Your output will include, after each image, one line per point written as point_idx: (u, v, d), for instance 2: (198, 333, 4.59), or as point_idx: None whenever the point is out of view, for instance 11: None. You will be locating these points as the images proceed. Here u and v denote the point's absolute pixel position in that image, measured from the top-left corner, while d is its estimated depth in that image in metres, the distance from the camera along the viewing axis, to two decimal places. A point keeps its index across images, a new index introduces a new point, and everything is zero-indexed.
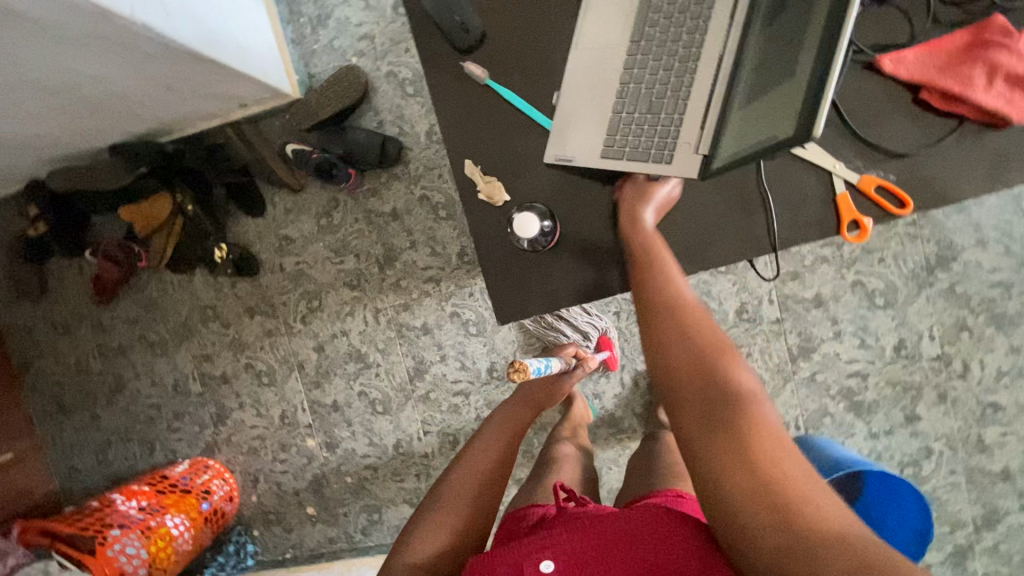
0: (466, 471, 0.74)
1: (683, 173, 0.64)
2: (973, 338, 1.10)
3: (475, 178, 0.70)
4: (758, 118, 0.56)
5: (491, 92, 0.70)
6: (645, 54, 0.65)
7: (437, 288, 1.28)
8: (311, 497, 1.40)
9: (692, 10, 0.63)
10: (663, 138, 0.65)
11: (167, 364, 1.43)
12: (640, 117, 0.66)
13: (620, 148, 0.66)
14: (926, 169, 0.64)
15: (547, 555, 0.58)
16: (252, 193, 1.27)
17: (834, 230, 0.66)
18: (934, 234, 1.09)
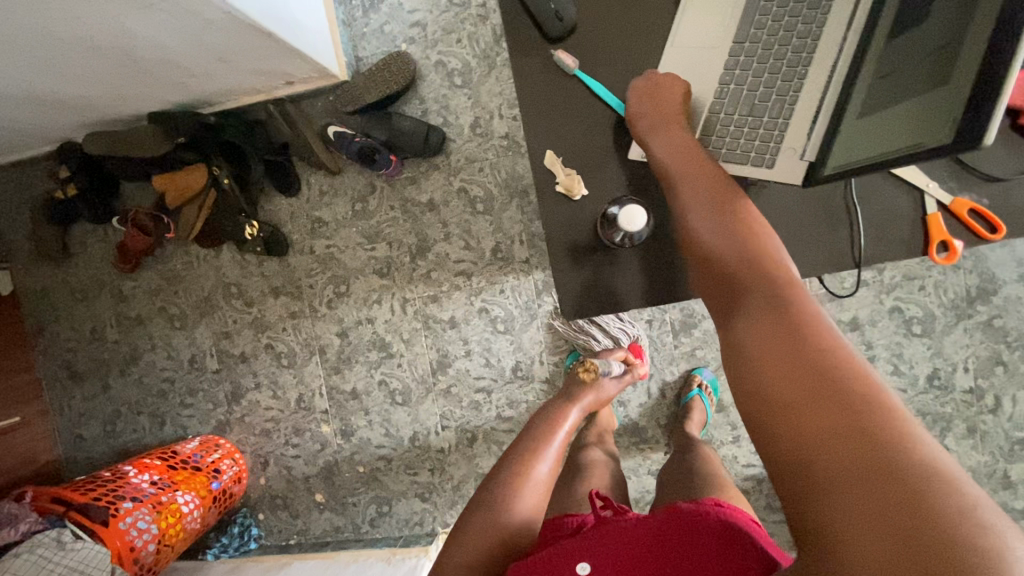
0: (511, 472, 0.79)
1: (785, 180, 0.66)
2: (1008, 373, 1.09)
3: (554, 169, 0.71)
4: (890, 128, 0.56)
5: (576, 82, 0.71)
6: (748, 57, 0.67)
7: (468, 282, 1.26)
8: (321, 484, 1.38)
9: (804, 13, 0.64)
10: (765, 141, 0.66)
11: (185, 338, 1.41)
12: (741, 120, 0.67)
13: (718, 148, 0.69)
14: (1019, 197, 0.64)
15: (583, 558, 0.61)
16: (289, 172, 1.26)
17: (921, 249, 0.66)
18: (977, 266, 1.08)
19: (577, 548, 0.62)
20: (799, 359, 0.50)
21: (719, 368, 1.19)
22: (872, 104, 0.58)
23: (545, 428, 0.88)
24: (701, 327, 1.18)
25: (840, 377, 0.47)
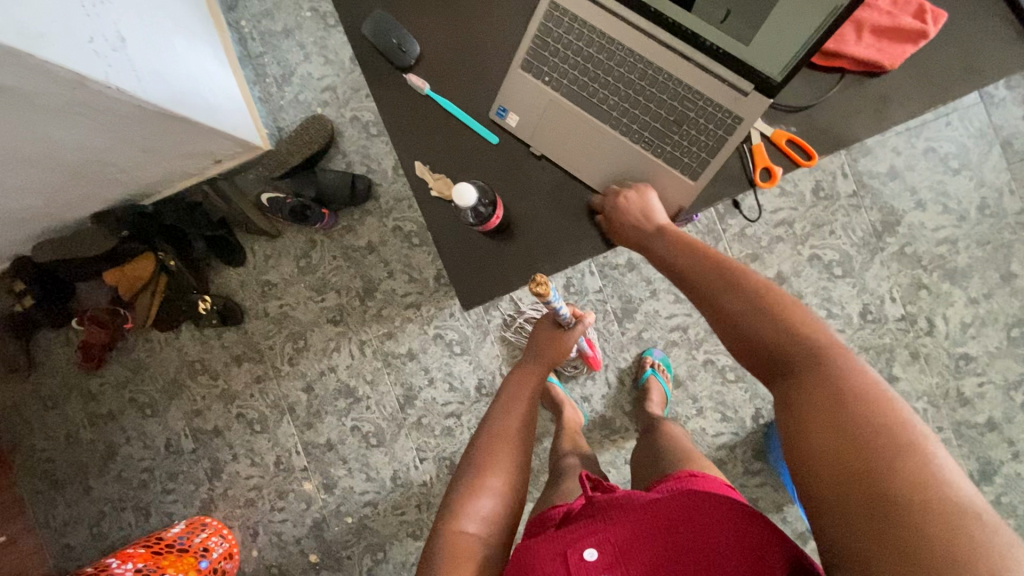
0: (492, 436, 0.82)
1: (757, 116, 0.70)
2: (932, 294, 1.15)
3: (425, 177, 0.79)
4: (785, 20, 0.61)
5: (432, 102, 0.80)
6: (613, 96, 0.75)
7: (418, 312, 1.32)
8: (313, 544, 1.37)
9: (588, 53, 0.75)
10: (721, 124, 0.72)
11: (158, 425, 1.43)
12: (684, 136, 0.74)
13: (700, 164, 0.74)
14: (823, 121, 0.74)
15: (591, 543, 0.60)
16: (231, 243, 1.32)
17: (750, 178, 0.75)
18: (876, 202, 1.16)
19: (580, 535, 0.61)
20: (823, 402, 0.54)
21: (668, 346, 1.24)
22: (748, 32, 0.64)
23: (516, 394, 0.88)
24: (641, 310, 1.24)
25: (866, 419, 0.51)
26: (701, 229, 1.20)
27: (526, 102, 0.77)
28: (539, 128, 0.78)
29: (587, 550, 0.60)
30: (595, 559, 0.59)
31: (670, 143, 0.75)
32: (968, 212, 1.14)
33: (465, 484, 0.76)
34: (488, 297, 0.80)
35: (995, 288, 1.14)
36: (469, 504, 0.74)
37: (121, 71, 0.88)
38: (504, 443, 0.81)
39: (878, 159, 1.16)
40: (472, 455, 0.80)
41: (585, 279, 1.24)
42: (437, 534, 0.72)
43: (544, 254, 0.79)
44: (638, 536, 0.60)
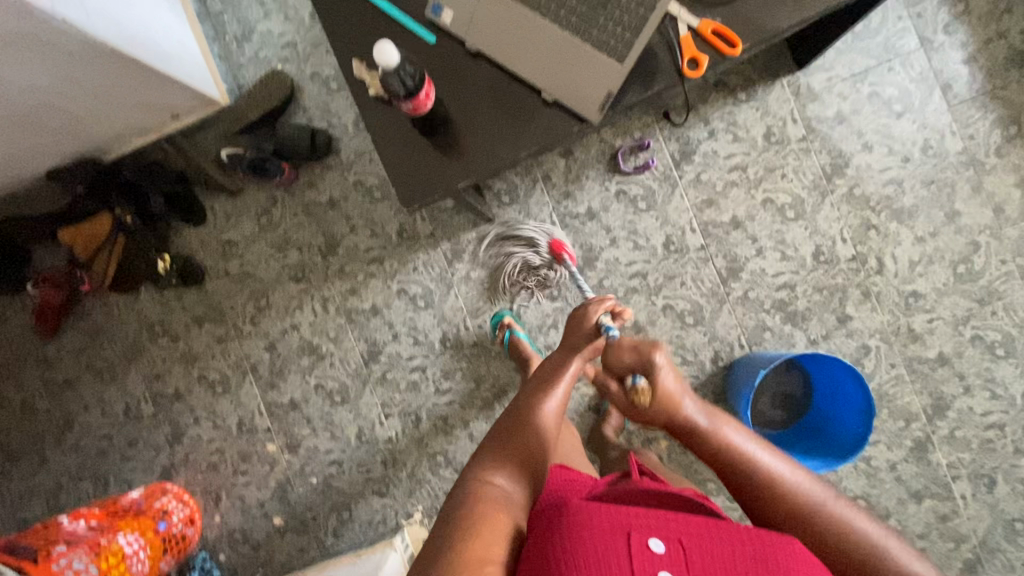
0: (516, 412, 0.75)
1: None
2: (881, 234, 1.18)
3: (361, 75, 0.83)
4: None
5: (371, 5, 0.85)
6: None
7: (382, 267, 1.31)
8: (277, 507, 1.35)
9: None
10: (639, 3, 0.77)
11: (117, 391, 1.40)
12: (601, 25, 0.78)
13: (619, 52, 0.78)
14: (747, 11, 0.81)
15: (658, 535, 0.55)
16: (189, 199, 1.30)
17: (677, 67, 0.82)
18: (825, 146, 1.19)
19: (649, 523, 0.57)
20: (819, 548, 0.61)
21: (627, 293, 1.23)
22: None
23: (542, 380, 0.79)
24: (602, 258, 1.24)
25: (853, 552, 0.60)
26: (656, 177, 1.23)
27: (464, 4, 0.81)
28: (477, 25, 0.82)
29: (655, 540, 0.55)
30: (660, 552, 0.54)
31: (597, 27, 0.78)
32: (912, 153, 1.18)
33: (485, 453, 0.70)
34: (418, 193, 0.83)
35: (941, 226, 1.17)
36: (493, 458, 0.68)
37: (69, 2, 0.88)
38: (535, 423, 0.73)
39: (826, 104, 1.19)
40: (494, 432, 0.73)
41: (545, 228, 1.26)
42: (463, 486, 0.66)
43: (487, 154, 0.83)
44: (710, 550, 0.54)
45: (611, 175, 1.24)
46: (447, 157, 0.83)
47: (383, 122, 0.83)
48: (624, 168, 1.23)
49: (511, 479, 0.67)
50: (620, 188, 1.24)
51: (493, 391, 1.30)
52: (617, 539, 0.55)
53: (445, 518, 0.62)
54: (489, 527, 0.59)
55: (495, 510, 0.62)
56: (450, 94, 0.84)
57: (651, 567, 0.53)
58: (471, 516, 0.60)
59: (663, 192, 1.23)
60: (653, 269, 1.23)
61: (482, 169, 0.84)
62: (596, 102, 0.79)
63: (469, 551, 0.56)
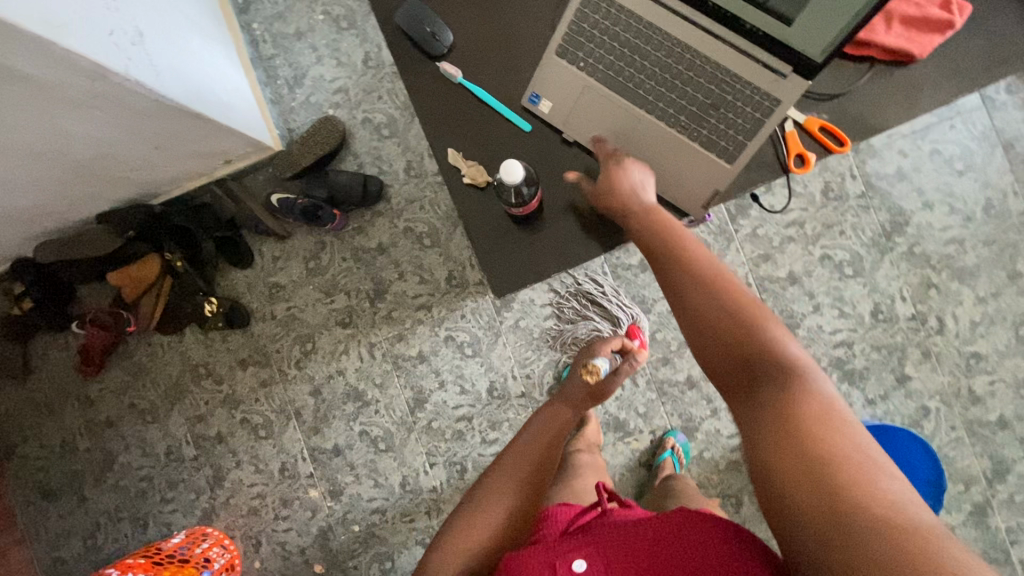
0: (500, 472, 0.78)
1: (790, 100, 0.73)
2: (942, 293, 1.17)
3: (458, 163, 0.84)
4: (824, 18, 0.63)
5: (464, 88, 0.86)
6: (644, 77, 0.80)
7: (429, 314, 1.30)
8: (318, 553, 1.34)
9: (614, 18, 0.78)
10: (756, 103, 0.75)
11: (159, 431, 1.39)
12: (711, 124, 0.78)
13: (728, 152, 0.78)
14: (855, 107, 0.81)
15: (579, 556, 0.59)
16: (239, 244, 1.30)
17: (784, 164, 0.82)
18: (884, 203, 1.18)
19: (571, 549, 0.61)
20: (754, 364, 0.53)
21: (680, 347, 1.24)
22: (788, 10, 0.65)
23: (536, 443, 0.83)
24: (655, 310, 1.25)
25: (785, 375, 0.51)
26: (712, 231, 1.21)
27: (566, 95, 0.82)
28: (578, 117, 0.83)
29: (577, 561, 0.59)
30: (581, 570, 0.58)
31: (706, 126, 0.78)
32: (974, 212, 1.16)
33: (464, 513, 0.73)
34: (509, 283, 0.86)
35: (1002, 286, 1.16)
36: (463, 529, 0.71)
37: (140, 63, 0.88)
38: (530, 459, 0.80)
39: (886, 160, 1.18)
40: (476, 487, 0.77)
41: (598, 280, 1.26)
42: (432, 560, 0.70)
43: (580, 241, 0.85)
44: (627, 556, 0.57)
45: None
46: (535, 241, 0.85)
47: (471, 209, 0.86)
48: None
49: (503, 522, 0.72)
50: None
51: None
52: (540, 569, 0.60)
53: None
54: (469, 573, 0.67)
55: None
56: (546, 184, 0.85)
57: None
58: None
59: (719, 245, 1.21)
60: None
61: (575, 253, 0.85)
62: (704, 200, 0.81)
63: None
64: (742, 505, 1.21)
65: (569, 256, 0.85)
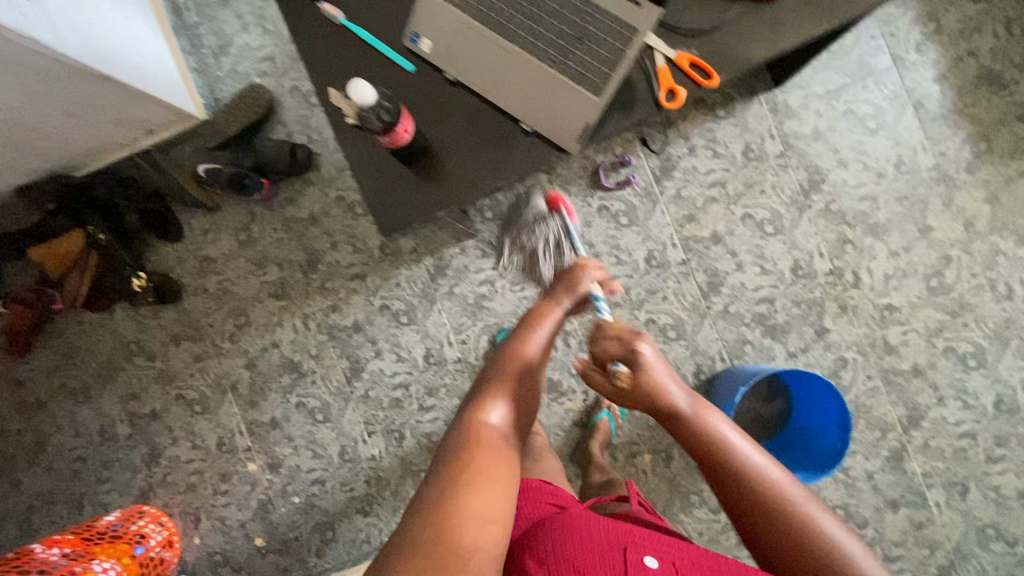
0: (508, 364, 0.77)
1: (648, 25, 0.83)
2: (857, 249, 1.21)
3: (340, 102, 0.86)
4: None
5: (345, 28, 0.89)
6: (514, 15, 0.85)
7: (364, 283, 1.30)
8: (259, 527, 1.33)
9: None
10: (618, 32, 0.83)
11: (91, 411, 1.36)
12: (578, 58, 0.84)
13: (599, 84, 0.84)
14: (719, 42, 0.86)
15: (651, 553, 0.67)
16: (167, 219, 1.29)
17: (656, 101, 0.87)
18: (802, 162, 1.22)
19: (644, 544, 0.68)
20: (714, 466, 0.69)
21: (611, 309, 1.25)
22: None
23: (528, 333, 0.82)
24: None
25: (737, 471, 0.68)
26: (639, 193, 1.23)
27: (441, 32, 0.86)
28: (455, 54, 0.86)
29: (649, 557, 0.66)
30: (652, 566, 0.65)
31: (573, 58, 0.84)
32: (886, 168, 1.20)
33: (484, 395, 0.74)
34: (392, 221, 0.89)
35: (914, 240, 1.20)
36: (487, 405, 0.72)
37: (38, 21, 0.85)
38: (511, 362, 0.77)
39: (803, 120, 1.22)
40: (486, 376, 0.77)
41: (530, 246, 1.27)
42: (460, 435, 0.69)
43: (466, 180, 0.88)
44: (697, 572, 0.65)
45: (594, 190, 1.25)
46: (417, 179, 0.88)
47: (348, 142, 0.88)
48: (607, 184, 1.24)
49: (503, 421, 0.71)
50: (602, 204, 1.24)
51: None
52: (616, 550, 0.66)
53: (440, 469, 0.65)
54: (484, 471, 0.64)
55: (484, 453, 0.66)
56: (426, 125, 0.88)
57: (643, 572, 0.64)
58: (468, 477, 0.63)
59: (644, 207, 1.24)
60: (636, 284, 1.24)
61: (462, 199, 0.88)
62: (574, 131, 0.84)
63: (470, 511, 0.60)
64: (671, 459, 1.25)
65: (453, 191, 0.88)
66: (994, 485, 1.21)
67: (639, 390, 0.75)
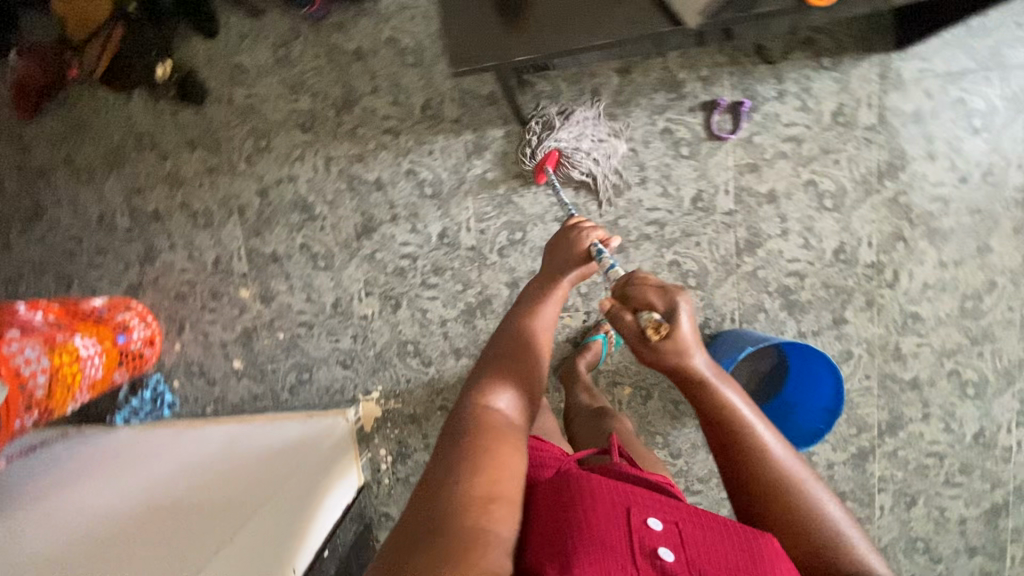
0: (509, 342, 0.80)
1: None
2: (907, 249, 1.15)
3: None
4: None
5: None
6: None
7: (395, 141, 1.23)
8: (239, 351, 1.35)
9: None
10: None
11: (93, 194, 1.32)
12: None
13: None
14: None
15: (654, 514, 0.63)
16: (203, 7, 1.20)
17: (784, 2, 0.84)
18: (889, 142, 1.12)
19: (647, 505, 0.64)
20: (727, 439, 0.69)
21: (639, 239, 1.19)
22: None
23: (530, 313, 0.85)
24: (626, 196, 1.18)
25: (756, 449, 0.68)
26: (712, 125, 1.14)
27: None
28: None
29: (653, 518, 0.63)
30: (657, 528, 0.62)
31: None
32: (972, 174, 1.12)
33: (483, 378, 0.75)
34: (476, 58, 0.91)
35: (967, 256, 1.14)
36: (491, 388, 0.73)
37: None
38: (515, 348, 0.79)
39: (908, 97, 1.11)
40: (488, 356, 0.79)
41: (578, 148, 1.17)
42: (463, 415, 0.70)
43: (563, 33, 0.89)
44: (704, 534, 0.61)
45: (663, 109, 1.14)
46: (515, 28, 0.91)
47: None
48: (679, 106, 1.14)
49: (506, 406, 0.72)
50: (667, 126, 1.15)
51: (479, 298, 1.27)
52: (619, 518, 0.61)
53: (446, 453, 0.66)
54: (490, 467, 0.63)
55: (489, 437, 0.66)
56: None
57: (650, 542, 0.60)
58: (477, 455, 0.64)
59: (710, 143, 1.15)
60: (673, 222, 1.18)
61: (552, 48, 0.90)
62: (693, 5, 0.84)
63: (473, 493, 0.60)
64: (649, 399, 1.27)
65: (544, 43, 0.90)
66: (941, 506, 1.25)
67: (664, 351, 0.71)
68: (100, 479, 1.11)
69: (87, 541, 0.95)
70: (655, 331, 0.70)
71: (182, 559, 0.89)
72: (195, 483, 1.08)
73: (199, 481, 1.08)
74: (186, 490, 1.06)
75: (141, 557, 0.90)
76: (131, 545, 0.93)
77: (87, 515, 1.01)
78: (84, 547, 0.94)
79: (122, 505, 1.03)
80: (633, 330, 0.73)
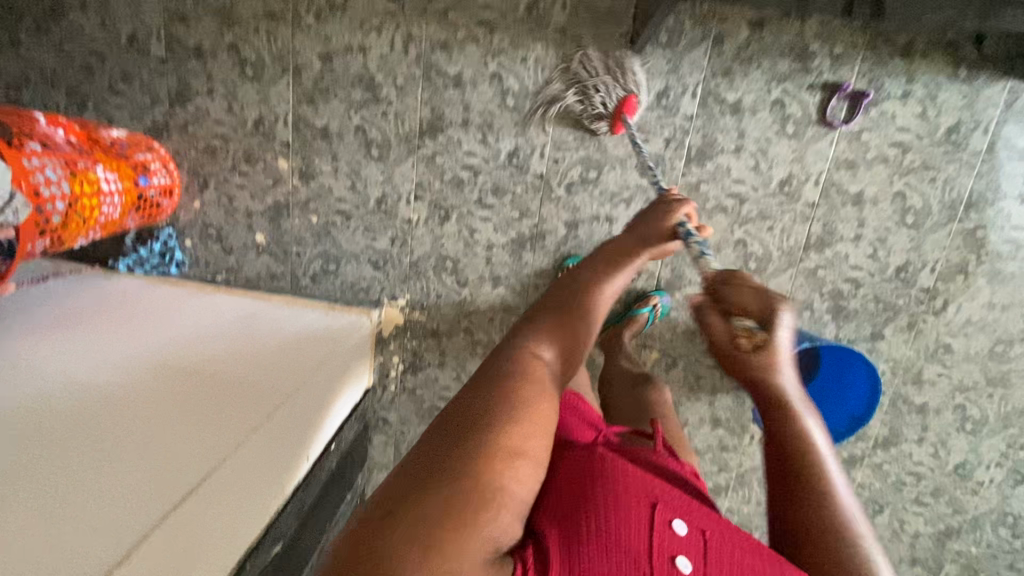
0: (567, 286, 0.70)
1: None
2: (965, 282, 1.15)
3: None
4: None
5: None
6: None
7: (488, 37, 1.10)
8: (264, 225, 1.26)
9: None
10: None
11: (127, 8, 1.15)
12: None
13: None
14: None
15: (679, 518, 0.59)
16: None
17: None
18: (989, 173, 1.09)
19: (675, 507, 0.60)
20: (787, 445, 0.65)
21: (714, 210, 1.15)
22: None
23: (609, 262, 0.74)
24: (715, 161, 1.12)
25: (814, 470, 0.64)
26: (826, 110, 1.07)
27: None
28: None
29: (679, 522, 0.58)
30: (680, 531, 0.58)
31: None
32: None
33: (533, 323, 0.65)
34: None
35: (1015, 302, 1.16)
36: (538, 338, 0.63)
37: None
38: (565, 299, 0.68)
39: None
40: (546, 302, 0.68)
41: (682, 98, 1.09)
42: (504, 361, 0.60)
43: None
44: (724, 550, 0.58)
45: (783, 78, 1.07)
46: None
47: None
48: (800, 79, 1.06)
49: (554, 358, 0.62)
50: (781, 98, 1.08)
51: (532, 230, 1.20)
52: (643, 511, 0.57)
53: (480, 393, 0.56)
54: (522, 427, 0.54)
55: (523, 393, 0.57)
56: None
57: (670, 544, 0.56)
58: (502, 413, 0.54)
59: (819, 128, 1.09)
60: (753, 200, 1.14)
61: None
62: None
63: (495, 452, 0.51)
64: (672, 369, 1.26)
65: None
66: (901, 519, 1.34)
67: (752, 363, 0.64)
68: (106, 327, 1.04)
69: (99, 386, 0.90)
70: (746, 339, 0.64)
71: (172, 452, 0.81)
72: (211, 350, 1.03)
73: (203, 358, 1.00)
74: (206, 356, 1.01)
75: (162, 417, 0.86)
76: (147, 401, 0.89)
77: (104, 357, 0.96)
78: (73, 402, 0.86)
79: (141, 354, 0.98)
80: (723, 337, 0.65)
